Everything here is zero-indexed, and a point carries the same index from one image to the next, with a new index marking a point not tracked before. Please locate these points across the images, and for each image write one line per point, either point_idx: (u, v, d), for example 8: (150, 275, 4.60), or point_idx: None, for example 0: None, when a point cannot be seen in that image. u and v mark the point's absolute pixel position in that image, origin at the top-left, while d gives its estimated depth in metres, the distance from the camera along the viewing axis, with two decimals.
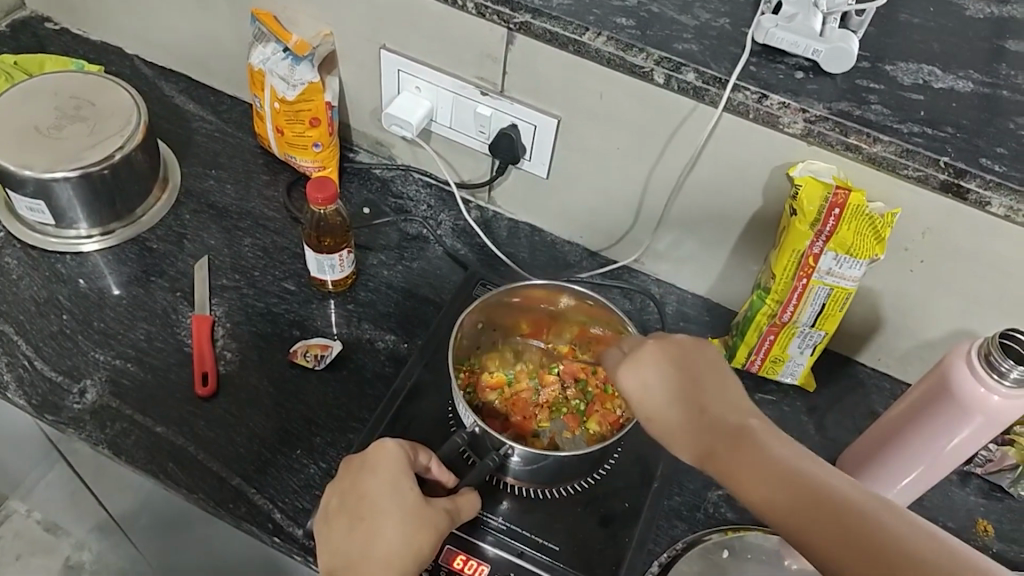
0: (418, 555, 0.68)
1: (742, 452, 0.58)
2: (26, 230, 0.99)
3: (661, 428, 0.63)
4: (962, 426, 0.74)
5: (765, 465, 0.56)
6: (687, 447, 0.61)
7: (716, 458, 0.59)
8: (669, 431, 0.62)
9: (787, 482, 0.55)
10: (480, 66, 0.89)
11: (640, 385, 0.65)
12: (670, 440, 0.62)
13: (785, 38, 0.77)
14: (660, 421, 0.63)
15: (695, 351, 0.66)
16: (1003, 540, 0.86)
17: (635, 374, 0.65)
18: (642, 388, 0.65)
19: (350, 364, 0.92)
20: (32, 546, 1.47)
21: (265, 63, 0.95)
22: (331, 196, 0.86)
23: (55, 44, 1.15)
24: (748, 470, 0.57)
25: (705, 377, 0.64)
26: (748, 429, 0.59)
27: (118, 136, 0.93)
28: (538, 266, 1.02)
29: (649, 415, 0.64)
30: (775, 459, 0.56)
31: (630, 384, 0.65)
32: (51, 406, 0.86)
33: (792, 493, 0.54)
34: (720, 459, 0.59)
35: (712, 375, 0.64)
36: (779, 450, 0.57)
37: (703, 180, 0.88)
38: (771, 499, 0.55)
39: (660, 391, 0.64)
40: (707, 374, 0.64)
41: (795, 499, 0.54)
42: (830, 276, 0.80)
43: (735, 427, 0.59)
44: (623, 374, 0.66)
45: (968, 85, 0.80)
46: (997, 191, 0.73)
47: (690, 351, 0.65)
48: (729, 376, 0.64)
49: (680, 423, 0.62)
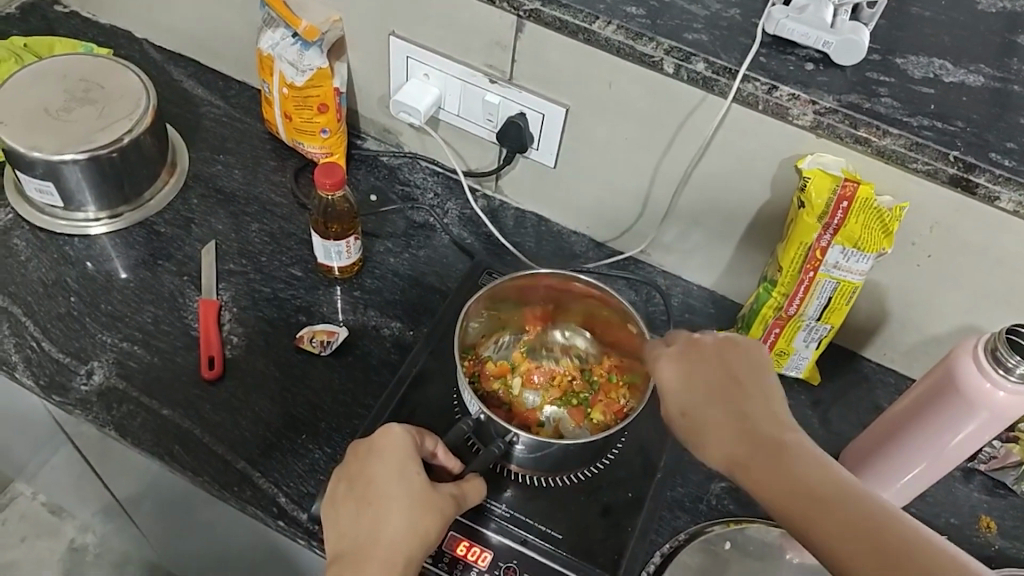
0: (425, 539, 0.69)
1: (771, 457, 0.59)
2: (34, 212, 0.99)
3: (689, 423, 0.65)
4: (968, 421, 0.74)
5: (783, 467, 0.58)
6: (709, 445, 0.63)
7: (736, 457, 0.61)
8: (696, 427, 0.64)
9: (799, 487, 0.56)
10: (489, 54, 0.89)
11: (677, 381, 0.67)
12: (695, 436, 0.64)
13: (795, 29, 0.77)
14: (687, 417, 0.65)
15: (737, 351, 0.67)
16: (1006, 537, 0.86)
17: (674, 370, 0.68)
18: (678, 384, 0.67)
19: (356, 351, 0.93)
20: (37, 528, 1.48)
21: (274, 48, 0.95)
22: (339, 182, 0.86)
23: (64, 27, 1.15)
24: (764, 471, 0.58)
25: (740, 378, 0.65)
26: (772, 433, 0.61)
27: (127, 120, 0.93)
28: (544, 256, 1.02)
29: (681, 411, 0.66)
30: (802, 464, 0.57)
31: (668, 380, 0.68)
32: (58, 387, 0.86)
33: (803, 498, 0.56)
34: (747, 462, 0.60)
35: (750, 376, 0.65)
36: (800, 453, 0.59)
37: (711, 172, 0.87)
38: (782, 502, 0.56)
39: (695, 388, 0.66)
40: (742, 375, 0.65)
41: (804, 502, 0.55)
42: (838, 269, 0.80)
43: (759, 429, 0.61)
44: (665, 369, 0.69)
45: (979, 79, 0.79)
46: (1006, 185, 0.73)
47: (732, 351, 0.67)
48: (769, 378, 0.65)
49: (708, 420, 0.64)
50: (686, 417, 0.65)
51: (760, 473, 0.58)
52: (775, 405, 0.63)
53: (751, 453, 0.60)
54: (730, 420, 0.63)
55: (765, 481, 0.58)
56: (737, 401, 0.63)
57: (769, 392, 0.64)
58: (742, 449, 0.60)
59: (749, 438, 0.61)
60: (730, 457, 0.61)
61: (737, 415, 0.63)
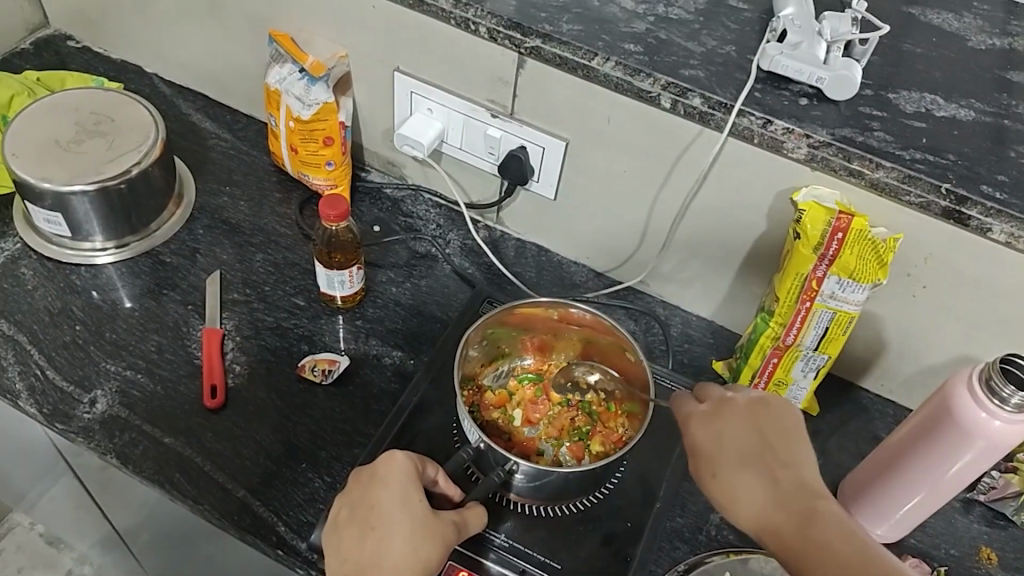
0: (427, 564, 0.69)
1: (802, 526, 0.63)
2: (42, 242, 1.01)
3: (720, 484, 0.68)
4: (964, 452, 0.74)
5: (812, 538, 0.61)
6: (741, 507, 0.66)
7: (768, 522, 0.64)
8: (726, 490, 0.67)
9: (827, 557, 0.60)
10: (491, 90, 0.91)
11: (710, 442, 0.70)
12: (727, 497, 0.67)
13: (789, 65, 0.79)
14: (718, 479, 0.68)
15: (769, 414, 0.70)
16: (1006, 569, 0.86)
17: (708, 433, 0.71)
18: (711, 445, 0.70)
19: (358, 379, 0.93)
20: (33, 560, 1.48)
21: (282, 83, 0.97)
22: (343, 213, 0.88)
23: (76, 62, 1.18)
24: (795, 535, 0.62)
25: (774, 441, 0.69)
26: (803, 499, 0.64)
27: (136, 152, 0.95)
28: (544, 286, 1.04)
29: (712, 471, 0.69)
30: (828, 536, 0.61)
31: (702, 441, 0.71)
32: (62, 415, 0.87)
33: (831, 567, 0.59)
34: (779, 534, 0.63)
35: (783, 441, 0.69)
36: (833, 518, 0.62)
37: (708, 204, 0.89)
38: (810, 566, 0.60)
39: (728, 451, 0.69)
40: (775, 439, 0.69)
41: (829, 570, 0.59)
42: (834, 299, 0.81)
43: (791, 496, 0.65)
44: (699, 429, 0.72)
45: (969, 114, 0.81)
46: (998, 217, 0.74)
47: (766, 414, 0.70)
48: (799, 440, 0.69)
49: (738, 484, 0.67)
50: (715, 478, 0.68)
51: (790, 539, 0.62)
52: (806, 469, 0.67)
53: (784, 518, 0.64)
54: (764, 483, 0.66)
55: (793, 549, 0.62)
56: (771, 466, 0.67)
57: (800, 454, 0.68)
58: (774, 517, 0.64)
59: (782, 502, 0.64)
60: (761, 523, 0.65)
61: (771, 479, 0.66)
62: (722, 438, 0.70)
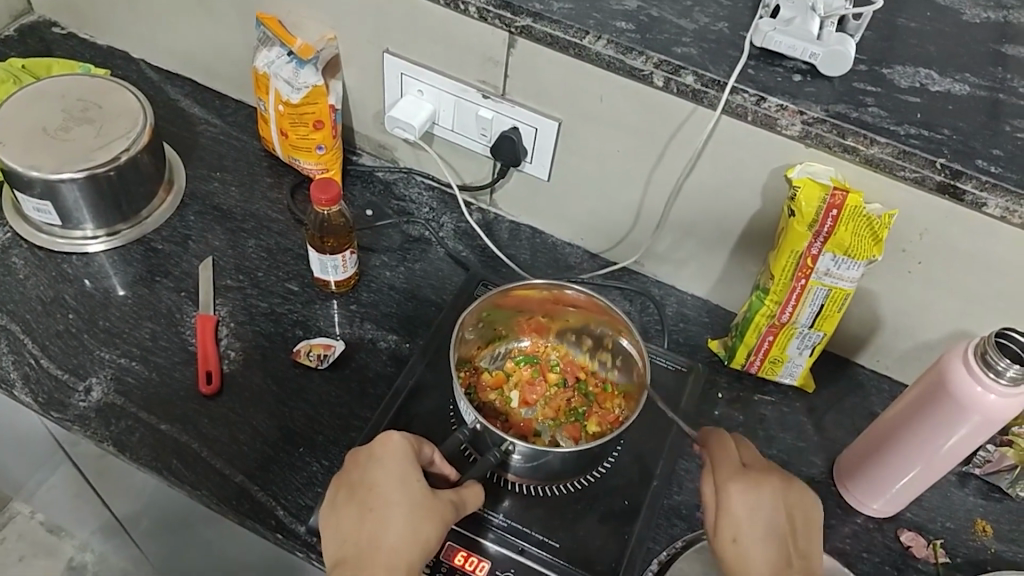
0: (426, 546, 0.70)
1: None
2: (32, 231, 1.00)
3: (737, 550, 0.69)
4: (959, 425, 0.74)
5: None
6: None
7: None
8: (742, 557, 0.69)
9: None
10: (482, 70, 0.90)
11: (745, 508, 0.70)
12: (740, 564, 0.69)
13: (783, 41, 0.78)
14: (739, 545, 0.69)
15: (799, 498, 0.71)
16: (1002, 540, 0.87)
17: (747, 499, 0.70)
18: (745, 511, 0.70)
19: (354, 364, 0.93)
20: (34, 548, 1.48)
21: (270, 66, 0.96)
22: (335, 197, 0.87)
23: (61, 48, 1.17)
24: None
25: (796, 527, 0.70)
26: None
27: (124, 139, 0.94)
28: (539, 267, 1.03)
29: (735, 534, 0.70)
30: None
31: (738, 504, 0.70)
32: (57, 404, 0.87)
33: None
34: None
35: (802, 528, 0.71)
36: None
37: (703, 182, 0.88)
38: None
39: (757, 523, 0.69)
40: (798, 520, 0.71)
41: None
42: (829, 277, 0.81)
43: None
44: (739, 492, 0.70)
45: (964, 88, 0.81)
46: (993, 191, 0.74)
47: (796, 498, 0.71)
48: (815, 531, 0.71)
49: (757, 557, 0.69)
50: (737, 542, 0.69)
51: None
52: (816, 561, 0.70)
53: None
54: (781, 562, 0.68)
55: None
56: (790, 547, 0.69)
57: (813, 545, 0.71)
58: None
59: None
60: None
61: (788, 558, 0.69)
62: (757, 507, 0.70)
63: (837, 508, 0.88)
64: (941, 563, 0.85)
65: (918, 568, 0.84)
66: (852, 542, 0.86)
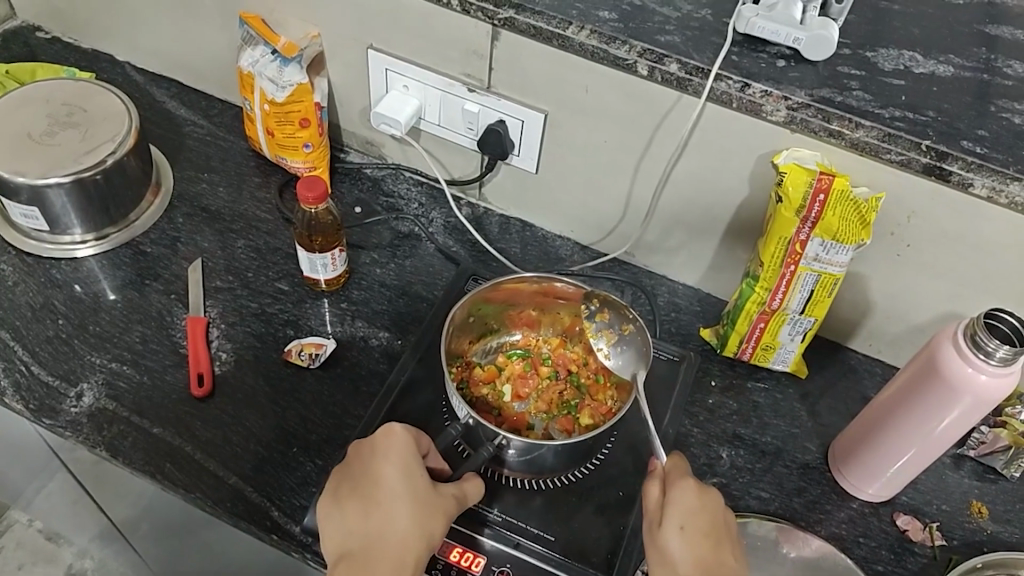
0: (431, 538, 0.70)
1: None
2: (21, 237, 0.99)
3: (677, 540, 0.69)
4: (951, 407, 0.74)
5: None
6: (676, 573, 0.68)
7: None
8: (675, 549, 0.69)
9: None
10: (466, 64, 0.90)
11: (693, 502, 0.71)
12: (668, 557, 0.69)
13: (766, 26, 0.78)
14: (682, 535, 0.69)
15: (731, 518, 0.73)
16: (999, 522, 0.87)
17: (695, 496, 0.71)
18: (693, 505, 0.70)
19: (345, 362, 0.93)
20: (33, 556, 1.48)
21: (254, 66, 0.96)
22: (322, 195, 0.87)
23: (45, 53, 1.16)
24: None
25: (729, 537, 0.71)
26: None
27: (110, 142, 0.94)
28: (530, 261, 1.03)
29: (681, 524, 0.69)
30: None
31: (688, 497, 0.71)
32: (48, 409, 0.86)
33: None
34: None
35: (733, 542, 0.71)
36: None
37: (691, 171, 0.88)
38: None
39: (700, 518, 0.70)
40: (731, 533, 0.72)
41: None
42: (818, 262, 0.81)
43: None
44: (691, 491, 0.71)
45: (949, 70, 0.81)
46: (979, 172, 0.74)
47: (729, 517, 0.73)
48: (741, 554, 0.72)
49: (693, 552, 0.68)
50: (681, 530, 0.69)
51: None
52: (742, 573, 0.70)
53: None
54: (712, 563, 0.68)
55: None
56: (722, 553, 0.69)
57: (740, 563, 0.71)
58: None
59: None
60: None
61: (718, 563, 0.69)
62: (701, 506, 0.71)
63: (832, 494, 0.88)
64: (937, 546, 0.84)
65: (914, 551, 0.84)
66: (848, 527, 0.86)
